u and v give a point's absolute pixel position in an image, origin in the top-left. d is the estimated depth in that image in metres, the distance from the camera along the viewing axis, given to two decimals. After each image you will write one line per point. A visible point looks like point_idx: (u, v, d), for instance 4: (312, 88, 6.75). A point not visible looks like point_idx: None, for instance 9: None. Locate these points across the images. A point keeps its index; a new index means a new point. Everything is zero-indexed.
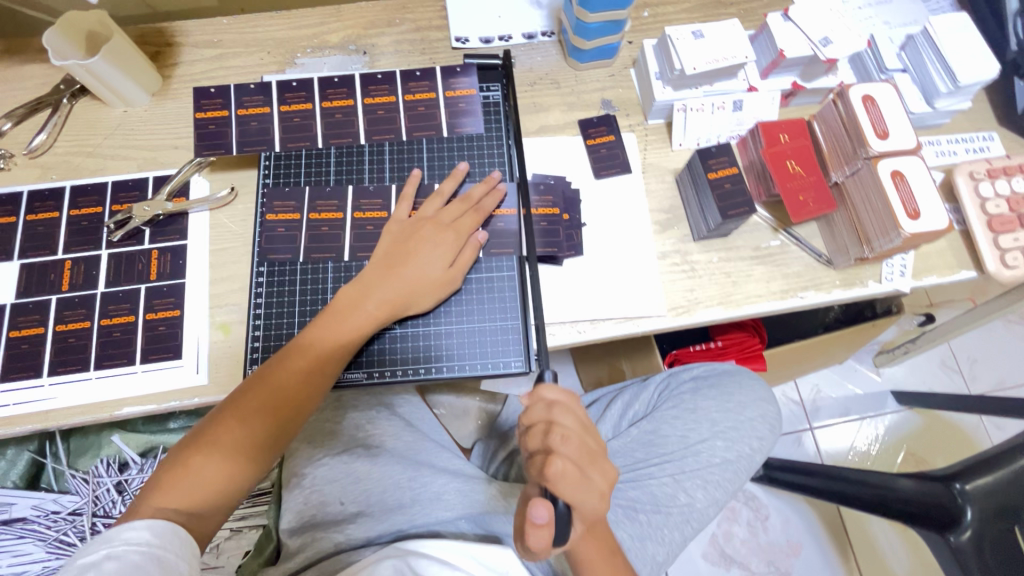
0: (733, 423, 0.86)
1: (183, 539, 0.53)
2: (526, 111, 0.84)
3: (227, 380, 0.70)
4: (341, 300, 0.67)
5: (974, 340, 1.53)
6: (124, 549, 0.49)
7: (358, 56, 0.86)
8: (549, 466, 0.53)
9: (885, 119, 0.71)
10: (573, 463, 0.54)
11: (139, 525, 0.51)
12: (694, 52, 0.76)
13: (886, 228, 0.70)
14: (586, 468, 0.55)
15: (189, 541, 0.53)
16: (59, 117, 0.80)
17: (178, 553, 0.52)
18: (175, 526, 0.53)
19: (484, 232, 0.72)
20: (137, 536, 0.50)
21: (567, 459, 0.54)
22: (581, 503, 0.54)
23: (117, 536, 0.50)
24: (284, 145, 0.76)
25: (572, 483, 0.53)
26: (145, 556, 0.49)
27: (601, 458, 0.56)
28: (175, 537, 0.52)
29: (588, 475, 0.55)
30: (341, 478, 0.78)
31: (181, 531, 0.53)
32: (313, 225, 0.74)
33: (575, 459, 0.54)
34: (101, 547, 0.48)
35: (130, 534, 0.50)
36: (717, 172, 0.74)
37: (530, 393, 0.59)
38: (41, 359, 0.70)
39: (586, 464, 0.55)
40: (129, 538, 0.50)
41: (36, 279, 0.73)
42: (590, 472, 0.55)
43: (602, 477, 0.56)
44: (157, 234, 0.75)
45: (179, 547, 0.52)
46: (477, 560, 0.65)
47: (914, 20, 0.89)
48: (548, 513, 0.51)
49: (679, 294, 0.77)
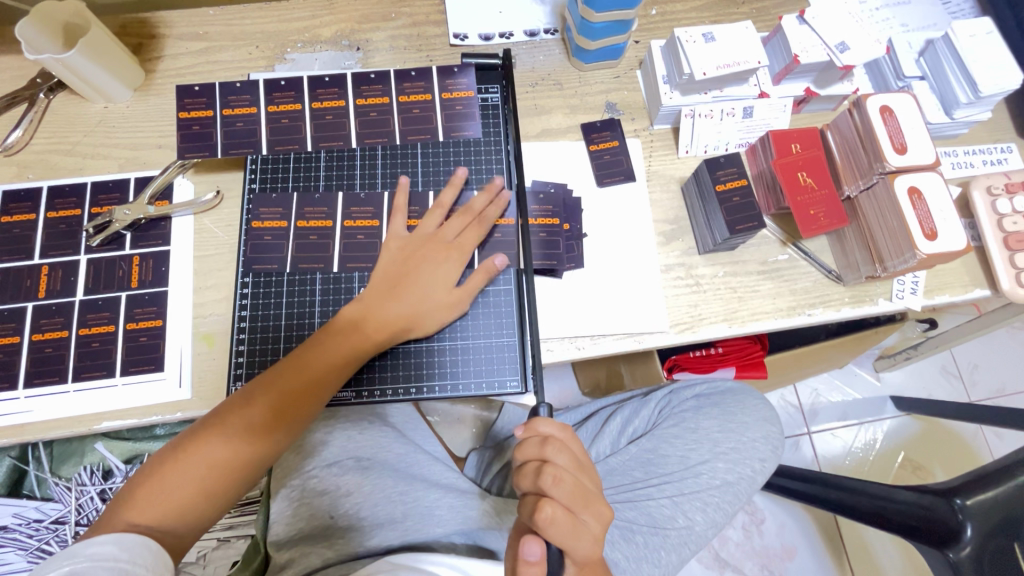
0: (735, 444, 0.85)
1: (154, 550, 0.50)
2: (526, 114, 0.80)
3: (212, 395, 0.67)
4: (343, 318, 0.64)
5: (976, 346, 1.51)
6: (87, 565, 0.46)
7: (351, 52, 0.82)
8: (540, 511, 0.51)
9: (903, 133, 0.68)
10: (565, 507, 0.52)
11: (105, 540, 0.48)
12: (705, 56, 0.73)
13: (901, 248, 0.66)
14: (579, 511, 0.53)
15: (160, 552, 0.50)
16: (36, 113, 0.76)
17: (148, 566, 0.49)
18: (145, 540, 0.50)
19: (498, 254, 0.69)
20: (102, 551, 0.48)
21: (558, 504, 0.52)
22: (573, 549, 0.52)
23: (81, 551, 0.47)
24: (271, 148, 0.73)
25: (564, 528, 0.51)
26: (113, 571, 0.47)
27: (595, 500, 0.54)
28: (145, 548, 0.50)
29: (580, 519, 0.53)
30: (331, 491, 0.74)
31: (152, 543, 0.51)
32: (301, 233, 0.71)
33: (567, 502, 0.52)
34: (64, 564, 0.46)
35: (94, 549, 0.48)
36: (725, 184, 0.71)
37: (525, 426, 0.58)
38: (17, 370, 0.67)
39: (578, 507, 0.53)
40: (94, 554, 0.47)
41: (12, 285, 0.70)
42: (582, 516, 0.53)
43: (596, 521, 0.54)
44: (139, 239, 0.72)
45: (149, 559, 0.49)
46: None
47: (933, 24, 0.86)
48: (541, 552, 0.49)
49: (683, 310, 0.74)
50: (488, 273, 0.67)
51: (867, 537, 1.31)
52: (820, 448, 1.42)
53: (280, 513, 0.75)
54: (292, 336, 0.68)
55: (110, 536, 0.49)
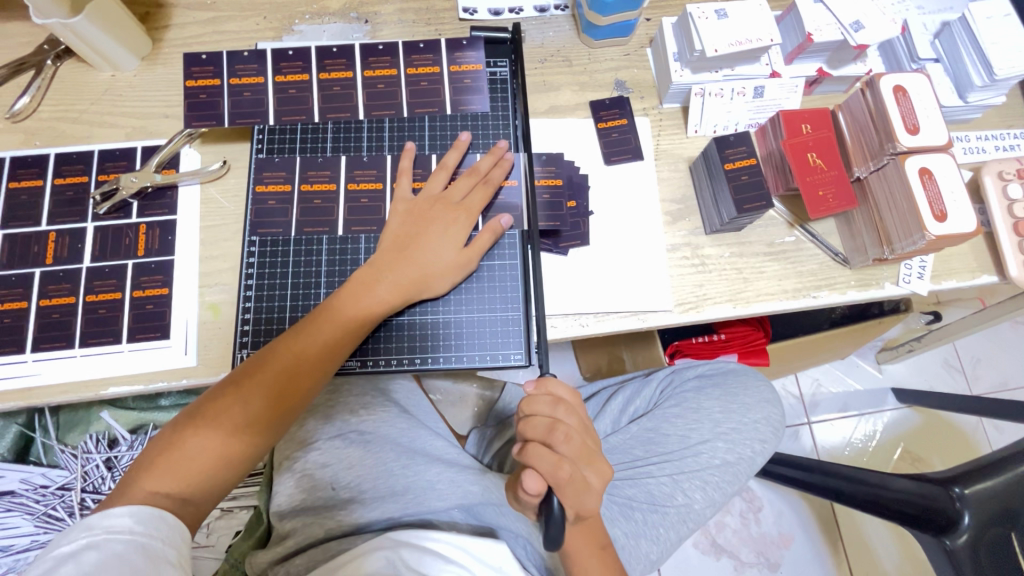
0: (736, 424, 0.85)
1: (171, 524, 0.50)
2: (534, 90, 0.80)
3: (218, 363, 0.68)
4: (355, 281, 0.64)
5: (979, 341, 1.51)
6: (105, 538, 0.46)
7: (360, 24, 0.81)
8: (549, 464, 0.54)
9: (916, 114, 0.67)
10: (574, 461, 0.55)
11: (122, 513, 0.48)
12: (717, 33, 0.72)
13: (909, 229, 0.66)
14: (583, 466, 0.56)
15: (177, 526, 0.51)
16: (43, 79, 0.76)
17: (164, 539, 0.49)
18: (159, 512, 0.50)
19: (508, 217, 0.68)
20: (120, 524, 0.47)
21: (568, 459, 0.54)
22: (576, 500, 0.56)
23: (98, 524, 0.47)
24: (278, 118, 0.73)
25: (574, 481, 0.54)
26: (129, 544, 0.47)
27: (599, 459, 0.58)
28: (161, 522, 0.50)
29: (584, 475, 0.56)
30: (334, 463, 0.74)
31: (167, 516, 0.50)
32: (305, 198, 0.71)
33: (574, 458, 0.55)
34: (81, 536, 0.46)
35: (111, 521, 0.48)
36: (734, 163, 0.70)
37: (536, 383, 0.59)
38: (24, 335, 0.68)
39: (584, 464, 0.56)
40: (109, 526, 0.47)
41: (19, 250, 0.70)
42: (587, 472, 0.56)
43: (598, 477, 0.58)
44: (146, 207, 0.72)
45: (165, 533, 0.49)
46: (467, 551, 0.64)
47: (950, 7, 0.83)
48: (536, 484, 0.53)
49: (688, 290, 0.74)
50: (494, 233, 0.67)
51: (864, 528, 1.32)
52: (819, 438, 1.42)
53: (283, 484, 0.75)
54: (298, 305, 0.69)
55: (127, 507, 0.49)
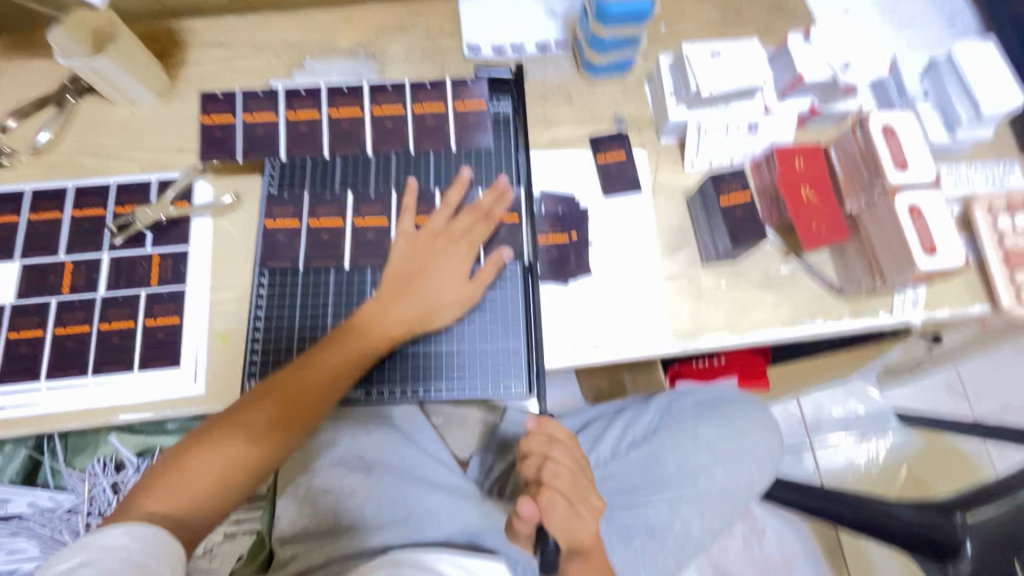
0: (733, 451, 0.87)
1: (166, 543, 0.51)
2: (536, 125, 0.83)
3: (226, 391, 0.70)
4: (363, 312, 0.67)
5: (981, 363, 1.51)
6: (101, 554, 0.47)
7: (368, 62, 0.84)
8: (538, 497, 0.56)
9: (905, 150, 0.70)
10: (563, 496, 0.57)
11: (117, 531, 0.49)
12: (711, 74, 0.74)
13: (900, 262, 0.69)
14: (574, 501, 0.58)
15: (170, 544, 0.51)
16: (64, 115, 0.79)
17: (159, 557, 0.49)
18: (153, 528, 0.51)
19: (509, 249, 0.71)
20: (115, 542, 0.48)
21: (557, 493, 0.57)
22: (566, 534, 0.57)
23: (92, 542, 0.47)
24: (288, 153, 0.75)
25: (563, 514, 0.56)
26: (126, 561, 0.47)
27: (589, 493, 0.59)
28: (155, 540, 0.50)
29: (577, 510, 0.58)
30: (336, 490, 0.75)
31: (161, 533, 0.51)
32: (314, 232, 0.73)
33: (565, 493, 0.58)
34: (76, 555, 0.46)
35: (106, 540, 0.48)
36: (729, 198, 0.72)
37: (535, 421, 0.62)
38: (40, 362, 0.70)
39: (575, 499, 0.58)
40: (106, 545, 0.48)
41: (37, 280, 0.72)
42: (578, 507, 0.58)
43: (590, 514, 0.59)
44: (159, 238, 0.75)
45: (160, 551, 0.50)
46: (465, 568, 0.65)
47: (939, 43, 0.89)
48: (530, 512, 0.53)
49: (685, 320, 0.75)
50: (496, 265, 0.70)
51: (869, 554, 1.31)
52: (821, 461, 1.43)
53: (285, 510, 0.76)
54: (306, 335, 0.71)
55: (122, 525, 0.50)
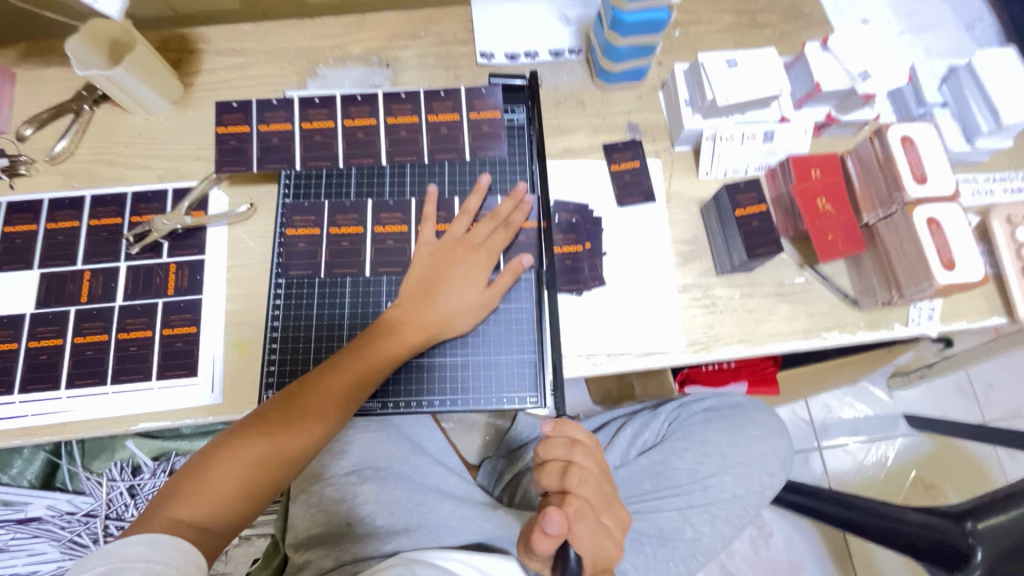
0: (744, 458, 0.87)
1: (185, 553, 0.50)
2: (550, 133, 0.82)
3: (242, 400, 0.70)
4: (382, 321, 0.67)
5: (991, 366, 1.50)
6: (121, 565, 0.46)
7: (381, 69, 0.84)
8: (565, 505, 0.55)
9: (924, 163, 0.69)
10: (589, 504, 0.57)
11: (138, 541, 0.49)
12: (728, 82, 0.74)
13: (917, 277, 0.68)
14: (599, 511, 0.59)
15: (191, 555, 0.50)
16: (80, 123, 0.80)
17: (179, 567, 0.49)
18: (173, 539, 0.51)
19: (529, 258, 0.71)
20: (135, 553, 0.48)
21: (583, 501, 0.56)
22: (593, 546, 0.57)
23: (113, 553, 0.47)
24: (304, 163, 0.76)
25: (589, 522, 0.56)
26: (144, 571, 0.47)
27: (614, 504, 0.61)
28: (176, 550, 0.50)
29: (601, 520, 0.59)
30: (349, 500, 0.76)
31: (182, 543, 0.51)
32: (332, 240, 0.74)
33: (591, 502, 0.58)
34: (98, 564, 0.46)
35: (126, 550, 0.48)
36: (745, 209, 0.72)
37: (554, 424, 0.62)
38: (59, 371, 0.71)
39: (600, 509, 0.59)
40: (126, 554, 0.47)
41: (56, 289, 0.73)
42: (603, 517, 0.59)
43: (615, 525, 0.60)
44: (176, 247, 0.75)
45: (181, 561, 0.49)
46: (476, 567, 0.65)
47: (956, 50, 0.88)
48: (560, 527, 0.51)
49: (699, 329, 0.75)
50: (516, 272, 0.70)
51: (877, 559, 1.31)
52: (830, 464, 1.42)
53: (298, 517, 0.77)
54: (323, 346, 0.71)
55: (142, 537, 0.49)
